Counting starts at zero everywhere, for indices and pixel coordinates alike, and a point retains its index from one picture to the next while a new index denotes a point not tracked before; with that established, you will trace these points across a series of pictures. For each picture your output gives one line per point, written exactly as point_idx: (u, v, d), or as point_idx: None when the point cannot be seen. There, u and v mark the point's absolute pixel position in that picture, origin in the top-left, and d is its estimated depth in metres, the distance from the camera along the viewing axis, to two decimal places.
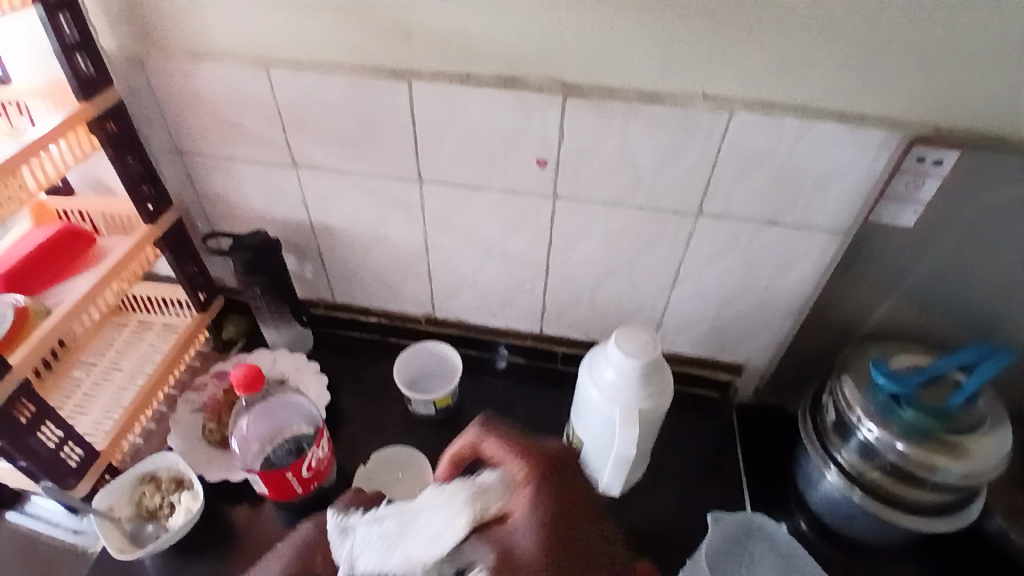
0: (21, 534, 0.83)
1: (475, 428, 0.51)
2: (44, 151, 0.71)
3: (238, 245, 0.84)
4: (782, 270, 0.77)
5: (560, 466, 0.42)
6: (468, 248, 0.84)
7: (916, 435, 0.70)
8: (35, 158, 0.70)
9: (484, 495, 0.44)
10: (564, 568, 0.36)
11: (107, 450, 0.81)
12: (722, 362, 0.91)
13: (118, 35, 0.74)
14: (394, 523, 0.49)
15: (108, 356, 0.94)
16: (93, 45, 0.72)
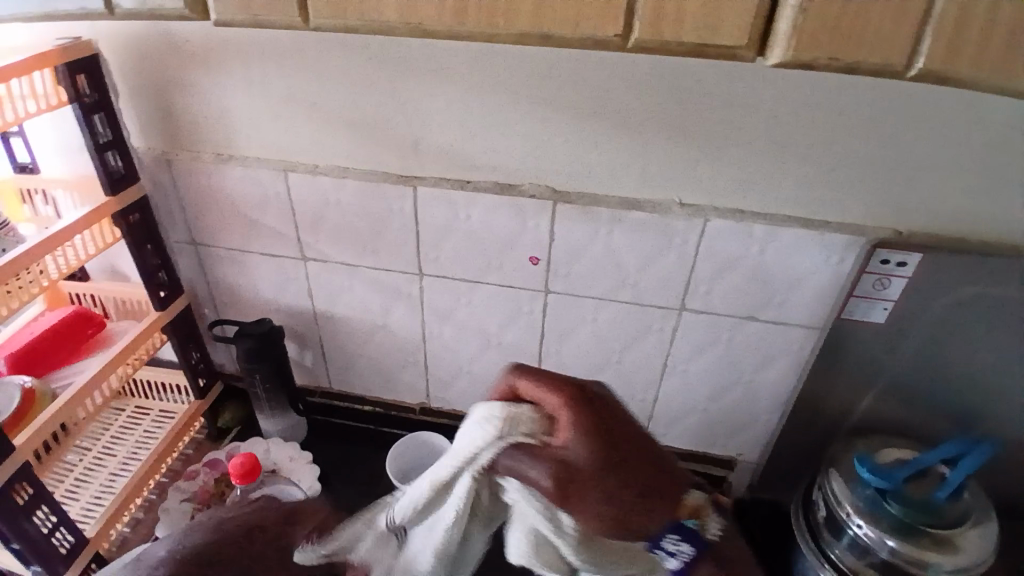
0: None
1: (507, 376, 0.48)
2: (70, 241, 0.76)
3: (244, 333, 0.88)
4: (765, 363, 0.80)
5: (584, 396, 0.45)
6: (464, 339, 0.88)
7: (904, 531, 0.70)
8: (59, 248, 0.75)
9: (520, 419, 0.46)
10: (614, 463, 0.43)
11: (96, 536, 0.81)
12: (715, 457, 0.91)
13: (153, 139, 0.82)
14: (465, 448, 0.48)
15: (103, 442, 0.95)
16: (124, 144, 0.80)
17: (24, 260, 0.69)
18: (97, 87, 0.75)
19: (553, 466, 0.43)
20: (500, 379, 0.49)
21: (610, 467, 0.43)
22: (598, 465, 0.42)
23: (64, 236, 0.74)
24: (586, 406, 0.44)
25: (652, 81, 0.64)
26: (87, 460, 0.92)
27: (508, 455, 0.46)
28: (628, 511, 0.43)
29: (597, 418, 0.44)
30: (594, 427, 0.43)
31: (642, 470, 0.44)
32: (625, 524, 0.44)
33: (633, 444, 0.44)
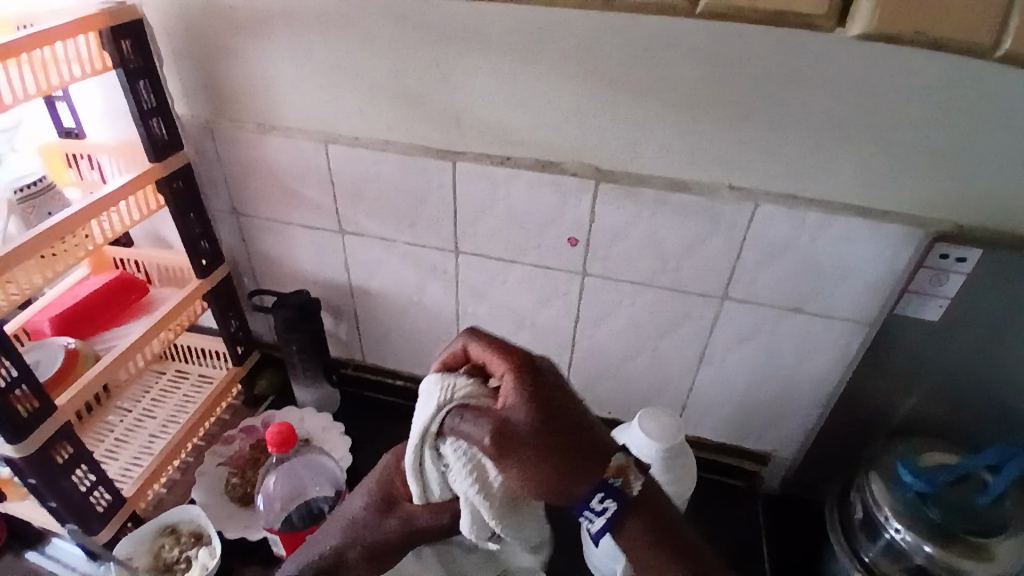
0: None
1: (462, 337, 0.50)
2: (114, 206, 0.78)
3: (283, 303, 0.89)
4: (807, 357, 0.77)
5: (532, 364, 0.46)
6: (499, 318, 0.87)
7: (943, 537, 0.67)
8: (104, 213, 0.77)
9: (458, 387, 0.46)
10: (551, 430, 0.43)
11: (134, 496, 0.83)
12: (748, 450, 0.89)
13: (197, 107, 0.83)
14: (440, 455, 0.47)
15: (144, 404, 0.98)
16: (168, 112, 0.80)
17: (65, 226, 0.70)
18: (142, 52, 0.76)
19: (490, 423, 0.43)
20: (453, 345, 0.51)
21: (546, 432, 0.43)
22: (535, 430, 0.42)
23: (106, 204, 0.75)
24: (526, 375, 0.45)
25: (706, 57, 0.61)
26: (127, 421, 0.95)
27: (454, 416, 0.45)
28: (552, 471, 0.42)
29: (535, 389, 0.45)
30: (535, 393, 0.44)
31: (578, 439, 0.44)
32: (553, 491, 0.43)
33: (566, 403, 0.45)
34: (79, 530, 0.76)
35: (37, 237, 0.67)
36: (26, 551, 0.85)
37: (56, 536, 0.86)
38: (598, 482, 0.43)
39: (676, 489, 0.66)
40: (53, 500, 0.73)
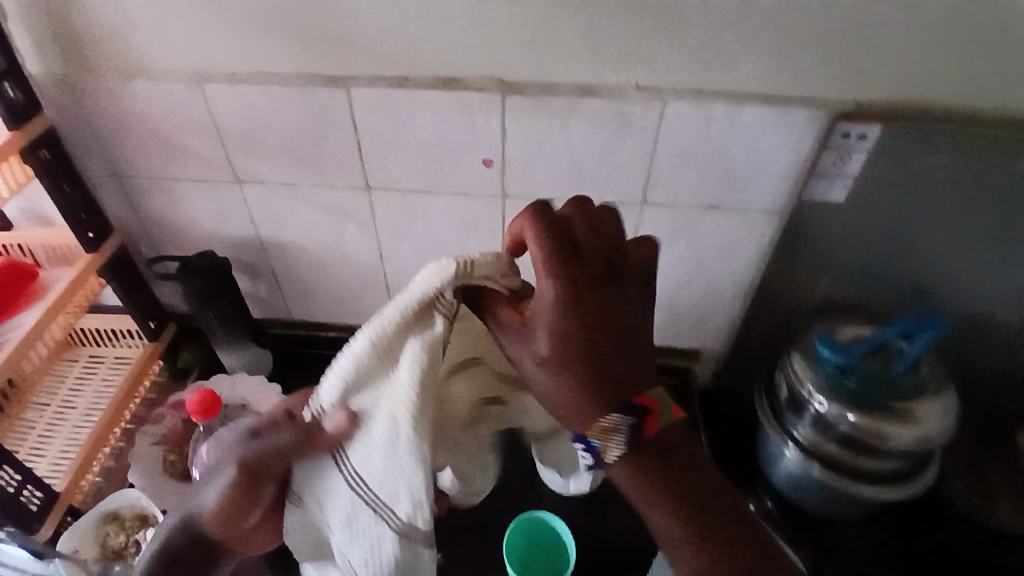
0: None
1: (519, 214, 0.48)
2: None
3: (189, 270, 0.82)
4: (729, 253, 0.79)
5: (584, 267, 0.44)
6: (425, 254, 0.84)
7: (865, 404, 0.72)
8: None
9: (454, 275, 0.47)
10: (572, 335, 0.43)
11: (67, 491, 0.78)
12: (680, 349, 0.93)
13: (47, 60, 0.71)
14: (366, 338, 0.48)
15: (62, 394, 0.91)
16: (20, 71, 0.69)
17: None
18: None
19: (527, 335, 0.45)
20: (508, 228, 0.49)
21: (574, 340, 0.43)
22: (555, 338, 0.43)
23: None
24: (579, 280, 0.44)
25: None
26: (47, 417, 0.88)
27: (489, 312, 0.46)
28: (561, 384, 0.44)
29: (587, 293, 0.44)
30: (570, 300, 0.43)
31: (599, 338, 0.43)
32: (572, 400, 0.43)
33: (609, 315, 0.44)
34: (18, 532, 0.71)
35: None
36: None
37: None
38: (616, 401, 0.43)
39: None
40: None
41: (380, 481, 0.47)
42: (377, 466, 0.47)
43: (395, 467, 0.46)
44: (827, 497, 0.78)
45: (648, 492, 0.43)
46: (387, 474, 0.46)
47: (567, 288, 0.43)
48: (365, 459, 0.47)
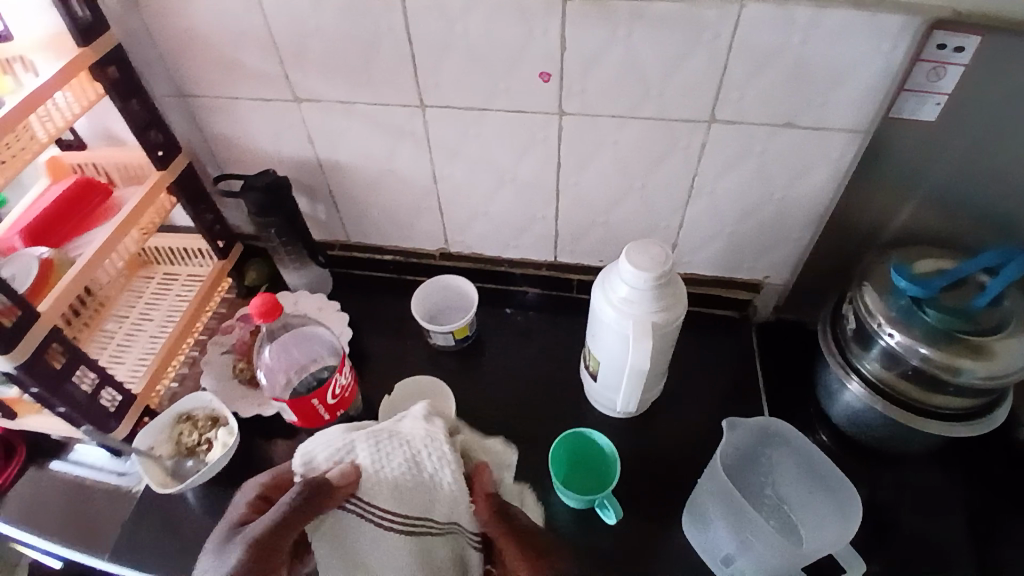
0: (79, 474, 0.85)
1: (630, 248, 0.64)
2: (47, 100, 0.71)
3: (249, 187, 0.84)
4: (800, 176, 0.74)
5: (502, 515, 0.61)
6: (479, 175, 0.83)
7: (939, 338, 0.68)
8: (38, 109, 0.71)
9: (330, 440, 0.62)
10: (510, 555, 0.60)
11: (143, 393, 0.83)
12: (740, 280, 0.90)
13: None
14: (358, 448, 0.61)
15: (138, 308, 0.99)
16: None
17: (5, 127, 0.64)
18: None
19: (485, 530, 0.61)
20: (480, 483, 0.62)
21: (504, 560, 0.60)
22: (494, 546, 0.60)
23: (39, 97, 0.67)
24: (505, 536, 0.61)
25: None
26: (124, 328, 0.96)
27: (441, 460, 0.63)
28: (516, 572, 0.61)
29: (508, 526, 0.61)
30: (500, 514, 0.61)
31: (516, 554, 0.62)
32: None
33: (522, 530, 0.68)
34: (96, 429, 0.77)
35: None
36: (48, 461, 0.86)
37: (76, 443, 0.87)
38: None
39: (667, 315, 0.64)
40: (61, 406, 0.73)
41: (411, 489, 0.60)
42: (389, 480, 0.60)
43: (414, 465, 0.61)
44: (890, 432, 0.76)
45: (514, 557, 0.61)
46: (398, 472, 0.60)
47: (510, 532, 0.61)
48: (391, 475, 0.60)
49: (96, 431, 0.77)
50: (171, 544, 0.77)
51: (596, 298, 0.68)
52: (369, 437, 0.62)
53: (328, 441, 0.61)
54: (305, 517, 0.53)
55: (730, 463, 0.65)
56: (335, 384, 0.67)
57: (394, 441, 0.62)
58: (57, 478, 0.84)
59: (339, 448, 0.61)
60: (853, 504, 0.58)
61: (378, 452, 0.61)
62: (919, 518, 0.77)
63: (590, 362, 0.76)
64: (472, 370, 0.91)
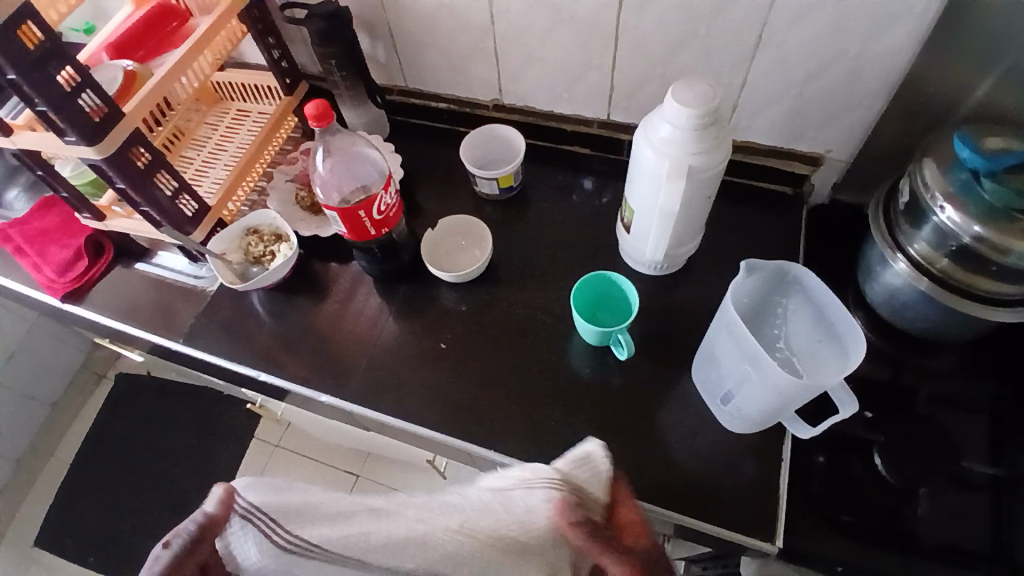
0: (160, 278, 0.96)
1: (676, 89, 0.62)
2: None
3: (312, 14, 0.85)
4: (880, 31, 0.68)
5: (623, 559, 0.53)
6: (538, 12, 0.80)
7: (996, 216, 0.63)
8: None
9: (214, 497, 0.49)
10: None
11: (215, 207, 0.92)
12: (798, 152, 0.86)
13: None
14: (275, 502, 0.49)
15: (215, 138, 1.08)
16: None
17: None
18: None
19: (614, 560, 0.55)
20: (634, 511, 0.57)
21: None
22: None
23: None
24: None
25: None
26: (202, 156, 1.05)
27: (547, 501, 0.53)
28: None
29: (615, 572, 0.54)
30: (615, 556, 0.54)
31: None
32: None
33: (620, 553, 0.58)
34: (175, 231, 0.87)
35: None
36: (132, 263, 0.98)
37: (159, 250, 0.98)
38: None
39: (706, 161, 0.64)
40: (144, 205, 0.82)
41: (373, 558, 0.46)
42: (346, 537, 0.47)
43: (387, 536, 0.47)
44: (925, 313, 0.74)
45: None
46: (353, 540, 0.47)
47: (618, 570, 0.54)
48: (340, 538, 0.47)
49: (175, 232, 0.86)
50: (234, 338, 0.88)
51: (638, 142, 0.68)
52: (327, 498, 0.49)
53: (257, 514, 0.47)
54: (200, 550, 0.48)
55: (746, 312, 0.67)
56: (381, 200, 0.71)
57: (358, 505, 0.49)
58: (141, 275, 0.96)
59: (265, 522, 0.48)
60: (857, 338, 0.59)
61: (329, 511, 0.48)
62: (938, 405, 0.77)
63: (625, 214, 0.77)
64: (513, 219, 0.95)
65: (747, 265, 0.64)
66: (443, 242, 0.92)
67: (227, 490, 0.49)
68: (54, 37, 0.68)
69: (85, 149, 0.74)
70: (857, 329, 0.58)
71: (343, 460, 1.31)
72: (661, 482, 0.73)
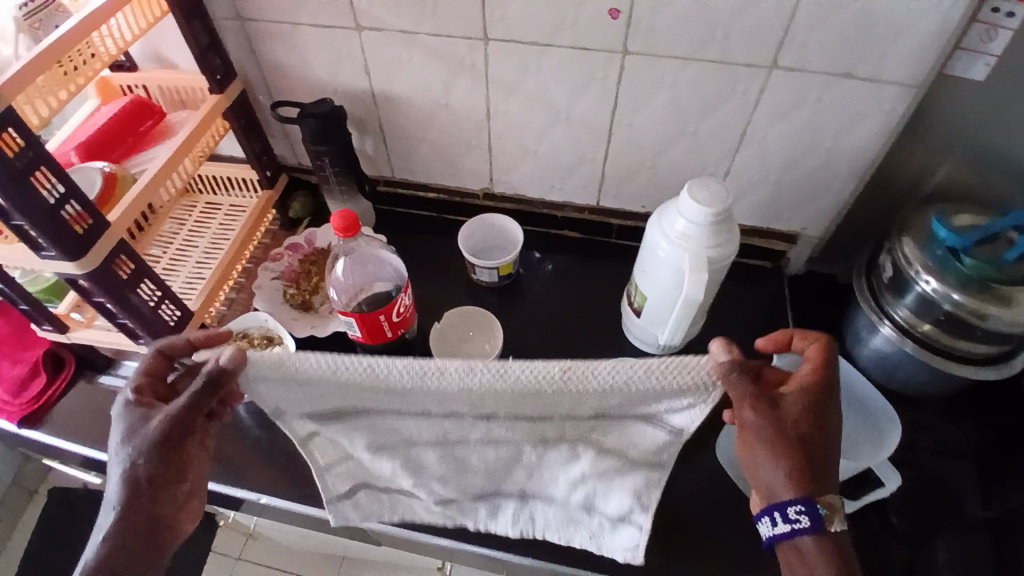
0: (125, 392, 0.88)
1: (692, 186, 0.66)
2: (106, 23, 0.70)
3: (306, 113, 0.84)
4: (850, 129, 0.76)
5: (762, 397, 0.55)
6: (535, 112, 0.84)
7: (971, 285, 0.70)
8: (101, 28, 0.70)
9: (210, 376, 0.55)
10: (773, 420, 0.54)
11: (199, 310, 0.87)
12: (777, 231, 0.93)
13: None
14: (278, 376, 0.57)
15: (184, 232, 1.02)
16: None
17: (70, 40, 0.65)
18: None
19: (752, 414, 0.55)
20: (773, 337, 0.59)
21: (782, 431, 0.54)
22: (765, 422, 0.54)
23: (99, 18, 0.68)
24: (766, 411, 0.54)
25: None
26: (170, 253, 0.99)
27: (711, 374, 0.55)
28: (785, 451, 0.53)
29: (775, 421, 0.54)
30: (767, 416, 0.54)
31: (811, 435, 0.54)
32: (794, 470, 0.53)
33: (785, 407, 0.55)
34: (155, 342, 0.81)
35: (43, 56, 0.62)
36: (96, 375, 0.89)
37: (126, 359, 0.91)
38: (798, 492, 0.53)
39: (720, 252, 0.68)
40: (124, 315, 0.76)
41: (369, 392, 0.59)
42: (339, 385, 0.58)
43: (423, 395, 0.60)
44: (913, 375, 0.80)
45: (750, 443, 0.56)
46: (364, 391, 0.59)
47: (766, 410, 0.54)
48: (326, 371, 0.56)
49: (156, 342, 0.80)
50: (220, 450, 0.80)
51: (652, 232, 0.71)
52: (316, 372, 0.56)
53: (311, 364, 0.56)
54: (206, 397, 0.55)
55: None
56: (401, 303, 0.70)
57: (341, 381, 0.57)
58: (110, 389, 0.87)
59: (304, 403, 0.62)
60: (891, 427, 0.68)
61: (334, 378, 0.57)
62: (936, 458, 0.81)
63: (635, 297, 0.79)
64: (512, 306, 0.95)
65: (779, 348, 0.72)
66: (450, 332, 0.90)
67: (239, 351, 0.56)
68: (34, 143, 0.61)
69: (64, 264, 0.67)
70: (891, 418, 0.68)
71: (319, 567, 1.20)
72: (696, 564, 0.73)
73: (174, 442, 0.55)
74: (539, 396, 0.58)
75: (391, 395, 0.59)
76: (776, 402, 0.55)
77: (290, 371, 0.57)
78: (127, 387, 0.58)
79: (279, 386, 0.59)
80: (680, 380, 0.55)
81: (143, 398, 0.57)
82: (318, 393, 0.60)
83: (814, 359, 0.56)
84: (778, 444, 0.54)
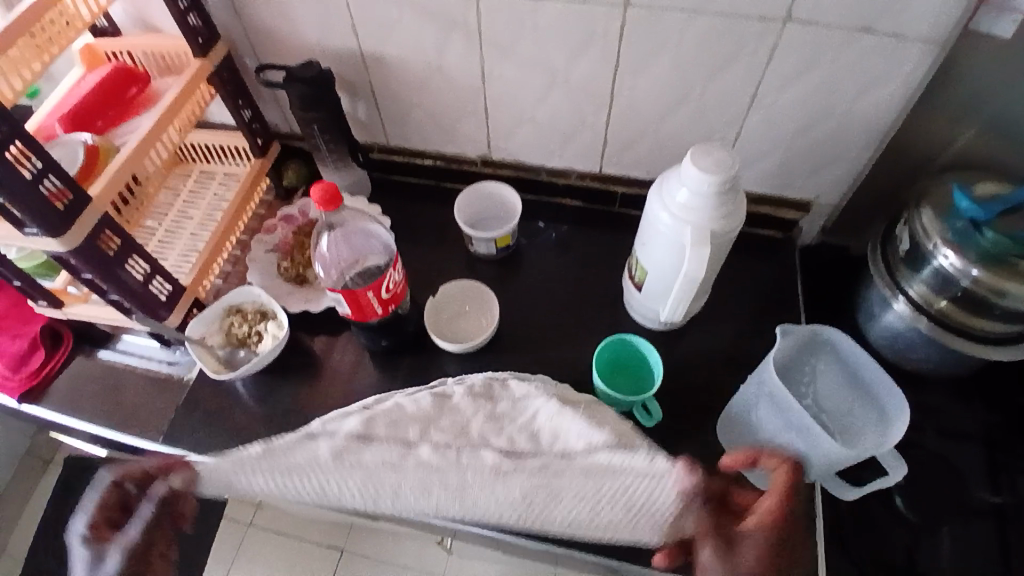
0: (123, 367, 0.87)
1: (695, 155, 0.62)
2: None
3: (292, 78, 0.80)
4: (869, 90, 0.71)
5: (720, 528, 0.58)
6: (532, 74, 0.79)
7: (992, 260, 0.66)
8: None
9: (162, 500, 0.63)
10: (724, 526, 0.58)
11: (192, 284, 0.85)
12: (789, 200, 0.88)
13: None
14: (255, 449, 0.65)
15: (179, 204, 0.99)
16: None
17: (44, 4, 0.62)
18: None
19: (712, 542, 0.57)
20: (738, 453, 0.63)
21: (746, 542, 0.56)
22: (714, 524, 0.58)
23: None
24: (723, 537, 0.57)
25: None
26: (165, 225, 0.97)
27: (672, 482, 0.59)
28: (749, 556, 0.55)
29: (734, 531, 0.57)
30: (724, 540, 0.57)
31: (771, 530, 0.56)
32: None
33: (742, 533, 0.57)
34: (149, 318, 0.79)
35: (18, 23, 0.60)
36: (94, 350, 0.89)
37: (122, 334, 0.90)
38: None
39: (724, 224, 0.64)
40: (114, 292, 0.75)
41: (325, 488, 0.64)
42: (298, 463, 0.63)
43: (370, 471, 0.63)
44: (926, 352, 0.77)
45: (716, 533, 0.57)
46: (316, 475, 0.63)
47: (720, 532, 0.57)
48: (286, 463, 0.63)
49: (149, 318, 0.79)
50: (217, 426, 0.80)
51: (652, 204, 0.67)
52: (268, 460, 0.64)
53: (260, 461, 0.64)
54: (159, 522, 0.63)
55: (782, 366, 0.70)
56: (390, 278, 0.68)
57: (294, 467, 0.63)
58: (108, 365, 0.87)
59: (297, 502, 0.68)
60: (900, 410, 0.65)
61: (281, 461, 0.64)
62: (944, 439, 0.78)
63: (636, 271, 0.76)
64: (510, 279, 0.92)
65: (783, 327, 0.69)
66: (444, 307, 0.88)
67: (177, 472, 0.63)
68: (10, 118, 0.59)
69: (47, 241, 0.66)
70: (900, 403, 0.64)
71: None
72: None
73: (141, 557, 0.63)
74: (490, 479, 0.63)
75: (347, 480, 0.63)
76: (740, 532, 0.57)
77: (268, 443, 0.65)
78: (85, 518, 0.64)
79: (235, 483, 0.64)
80: (641, 498, 0.60)
81: (96, 526, 0.63)
82: (288, 493, 0.65)
83: (780, 490, 0.58)
84: (743, 545, 0.56)
